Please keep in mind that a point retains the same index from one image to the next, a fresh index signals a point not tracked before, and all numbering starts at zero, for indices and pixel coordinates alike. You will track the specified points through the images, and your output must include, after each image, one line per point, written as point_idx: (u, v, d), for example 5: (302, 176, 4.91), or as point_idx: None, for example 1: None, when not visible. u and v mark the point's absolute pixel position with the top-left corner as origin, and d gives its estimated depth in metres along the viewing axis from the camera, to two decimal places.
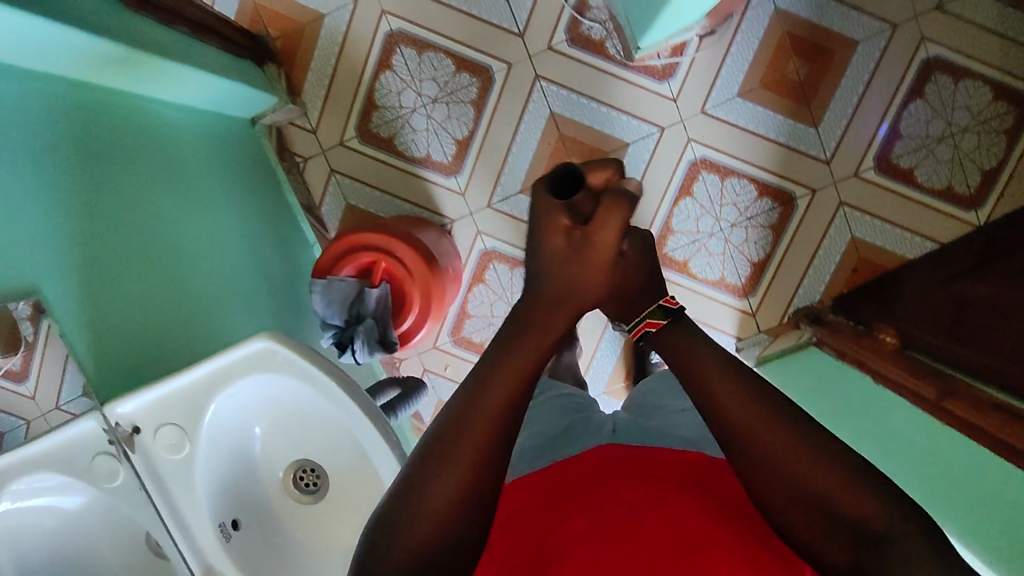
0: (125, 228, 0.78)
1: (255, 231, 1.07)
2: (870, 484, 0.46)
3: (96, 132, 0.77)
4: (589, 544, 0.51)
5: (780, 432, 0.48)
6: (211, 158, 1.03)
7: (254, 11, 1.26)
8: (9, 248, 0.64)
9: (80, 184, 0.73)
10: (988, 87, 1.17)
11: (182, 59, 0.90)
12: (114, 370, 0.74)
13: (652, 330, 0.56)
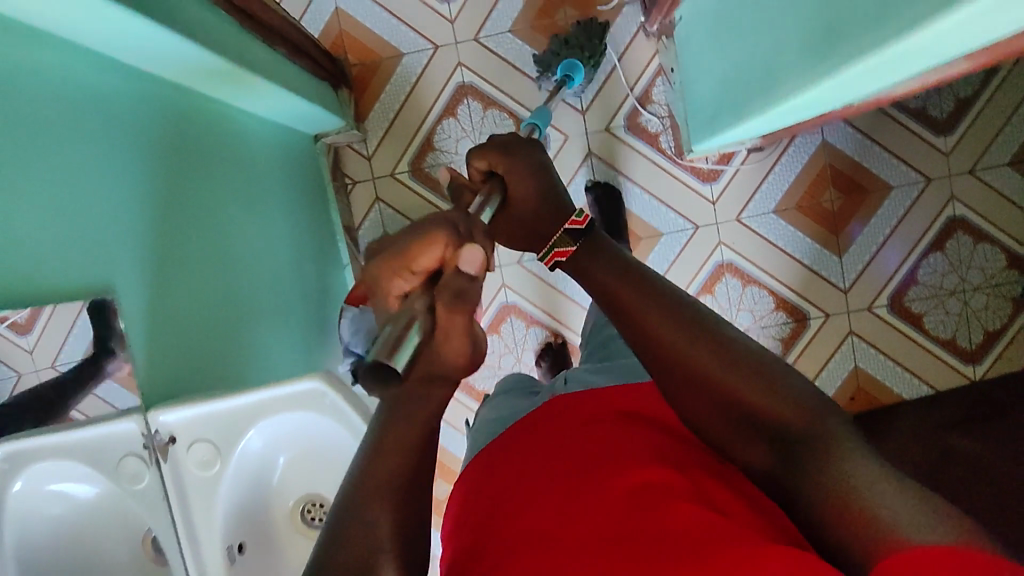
0: (192, 231, 0.79)
1: (300, 245, 1.10)
2: (769, 381, 0.51)
3: (182, 134, 0.80)
4: (541, 481, 0.59)
5: (686, 340, 0.53)
6: (272, 168, 1.07)
7: (338, 36, 1.33)
8: (93, 240, 0.65)
9: (161, 183, 0.75)
10: (1004, 254, 1.24)
11: (273, 77, 0.94)
12: (160, 379, 0.72)
13: (562, 260, 0.64)
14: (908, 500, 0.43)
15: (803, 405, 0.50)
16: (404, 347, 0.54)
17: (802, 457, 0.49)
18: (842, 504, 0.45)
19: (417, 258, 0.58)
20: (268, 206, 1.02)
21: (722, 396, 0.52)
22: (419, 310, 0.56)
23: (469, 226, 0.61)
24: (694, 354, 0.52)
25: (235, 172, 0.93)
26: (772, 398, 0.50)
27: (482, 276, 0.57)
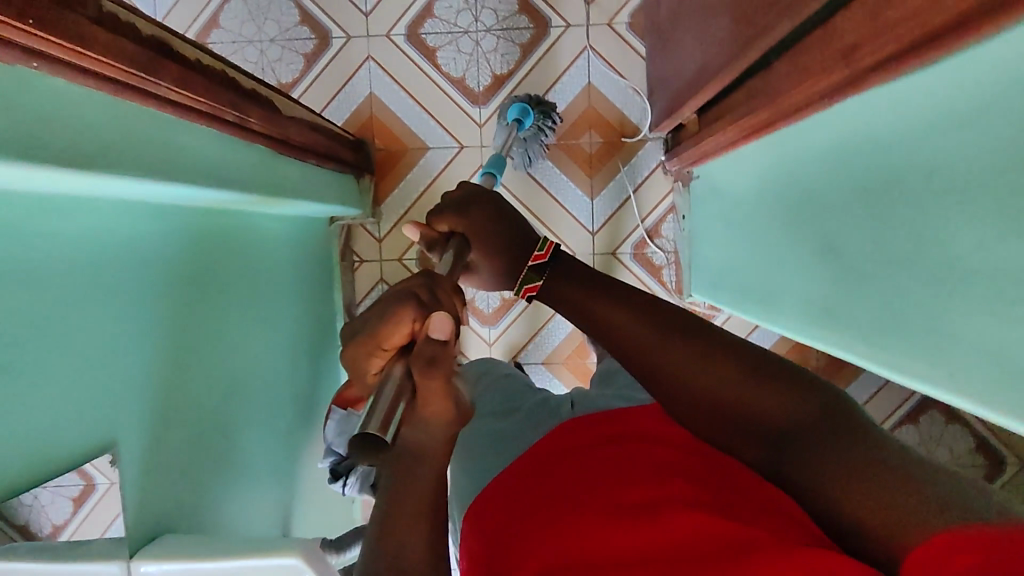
0: (196, 357, 0.80)
1: (295, 339, 1.12)
2: (744, 367, 0.57)
3: (199, 257, 0.81)
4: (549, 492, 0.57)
5: (674, 347, 0.59)
6: (280, 263, 1.07)
7: (369, 120, 1.36)
8: (108, 395, 0.65)
9: (174, 317, 0.75)
10: (972, 438, 1.29)
11: (300, 194, 0.95)
12: (149, 520, 0.73)
13: (531, 294, 0.74)
14: (911, 495, 0.46)
15: (800, 410, 0.54)
16: (385, 412, 0.51)
17: (811, 456, 0.52)
18: (853, 506, 0.48)
19: (387, 336, 0.58)
20: (274, 304, 1.04)
21: (722, 401, 0.57)
22: (393, 384, 0.54)
23: (432, 291, 0.60)
24: (692, 363, 0.58)
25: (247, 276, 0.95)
26: (772, 404, 0.55)
27: (455, 340, 0.55)
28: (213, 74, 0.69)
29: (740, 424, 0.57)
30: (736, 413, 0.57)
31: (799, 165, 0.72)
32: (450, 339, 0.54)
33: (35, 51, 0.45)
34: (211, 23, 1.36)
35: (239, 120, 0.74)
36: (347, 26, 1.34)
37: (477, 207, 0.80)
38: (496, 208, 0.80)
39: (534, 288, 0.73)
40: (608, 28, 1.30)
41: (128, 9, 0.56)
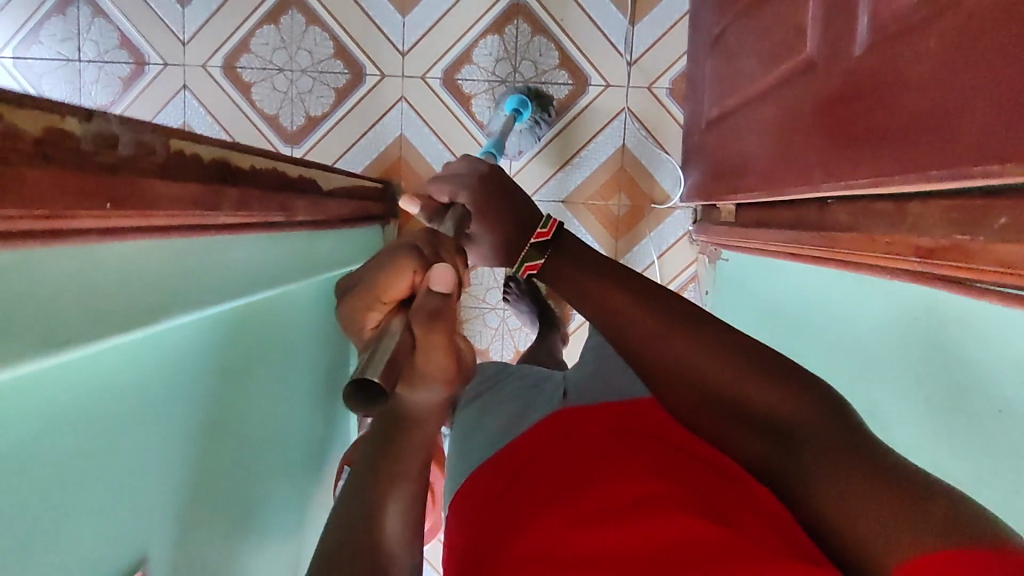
0: (228, 445, 0.78)
1: (311, 394, 1.10)
2: (737, 353, 0.48)
3: (241, 342, 0.78)
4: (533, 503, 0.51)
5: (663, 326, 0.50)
6: (307, 322, 1.06)
7: (396, 162, 1.34)
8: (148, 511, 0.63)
9: (212, 411, 0.73)
10: None
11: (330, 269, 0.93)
12: None
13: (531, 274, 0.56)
14: (933, 513, 0.38)
15: (811, 415, 0.45)
16: (386, 360, 0.36)
17: (815, 465, 0.44)
18: (856, 526, 0.40)
19: (384, 288, 0.41)
20: (297, 367, 1.03)
21: (721, 391, 0.48)
22: (390, 335, 0.39)
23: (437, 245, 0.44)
24: (692, 358, 0.49)
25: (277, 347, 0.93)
26: (777, 404, 0.46)
27: (459, 295, 0.41)
28: (266, 177, 0.68)
29: (748, 421, 0.48)
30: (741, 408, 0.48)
31: (857, 313, 0.74)
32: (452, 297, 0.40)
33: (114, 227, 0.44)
34: (241, 47, 1.32)
35: (285, 215, 0.73)
36: (382, 64, 1.31)
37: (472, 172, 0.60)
38: (499, 176, 0.60)
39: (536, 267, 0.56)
40: (647, 92, 1.29)
41: (195, 138, 0.55)
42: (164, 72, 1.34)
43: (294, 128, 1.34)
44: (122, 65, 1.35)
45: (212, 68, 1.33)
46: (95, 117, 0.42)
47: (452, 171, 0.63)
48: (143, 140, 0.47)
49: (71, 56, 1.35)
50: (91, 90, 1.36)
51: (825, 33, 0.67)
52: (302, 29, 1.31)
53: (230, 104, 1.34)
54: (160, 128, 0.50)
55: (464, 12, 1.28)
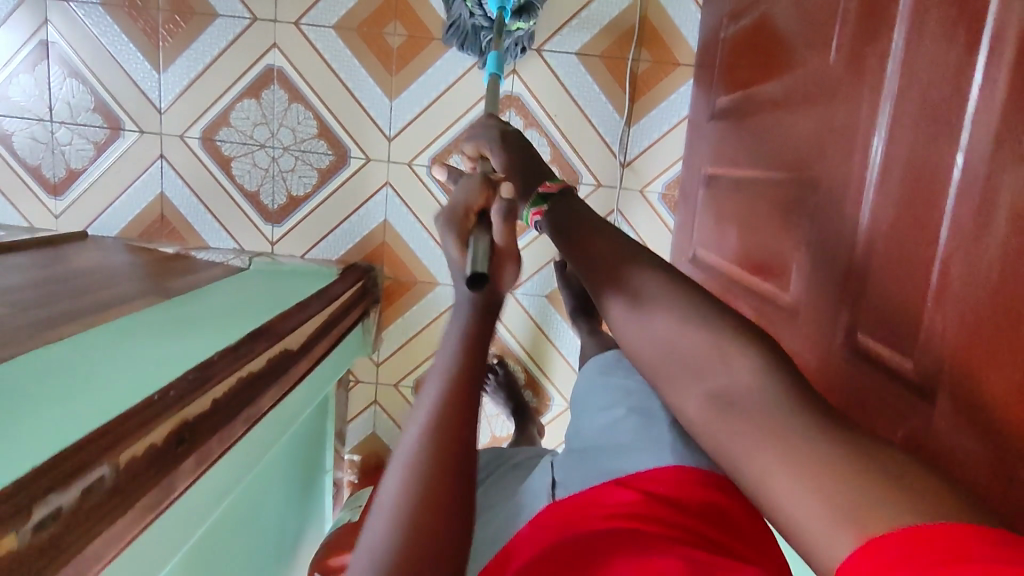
0: None
1: (291, 502, 1.13)
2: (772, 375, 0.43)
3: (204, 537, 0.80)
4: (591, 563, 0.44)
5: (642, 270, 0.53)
6: (285, 451, 1.06)
7: (379, 246, 1.31)
8: None
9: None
10: None
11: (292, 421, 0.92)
12: None
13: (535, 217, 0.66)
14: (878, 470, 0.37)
15: (737, 361, 0.45)
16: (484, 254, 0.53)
17: (752, 420, 0.42)
18: (788, 495, 0.38)
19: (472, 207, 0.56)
20: (278, 494, 1.06)
21: (681, 358, 0.48)
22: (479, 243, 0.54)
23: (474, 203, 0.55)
24: (663, 327, 0.49)
25: (254, 495, 0.95)
26: (707, 353, 0.46)
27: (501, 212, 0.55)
28: (228, 402, 0.68)
29: (686, 375, 0.47)
30: (687, 364, 0.47)
31: None
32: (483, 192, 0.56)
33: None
34: (221, 120, 1.27)
35: (250, 422, 0.74)
36: (368, 148, 1.26)
37: (505, 139, 0.74)
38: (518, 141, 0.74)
39: (540, 211, 0.66)
40: (640, 195, 1.24)
41: (146, 428, 0.56)
42: (141, 139, 1.29)
43: (275, 207, 1.30)
44: (96, 129, 1.28)
45: (190, 139, 1.28)
46: (27, 510, 0.44)
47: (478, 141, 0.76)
48: (84, 486, 0.49)
49: (41, 116, 1.28)
50: (64, 152, 1.30)
51: (808, 297, 0.65)
52: (284, 106, 1.25)
53: (209, 177, 1.29)
54: (104, 453, 0.51)
55: (454, 100, 1.23)
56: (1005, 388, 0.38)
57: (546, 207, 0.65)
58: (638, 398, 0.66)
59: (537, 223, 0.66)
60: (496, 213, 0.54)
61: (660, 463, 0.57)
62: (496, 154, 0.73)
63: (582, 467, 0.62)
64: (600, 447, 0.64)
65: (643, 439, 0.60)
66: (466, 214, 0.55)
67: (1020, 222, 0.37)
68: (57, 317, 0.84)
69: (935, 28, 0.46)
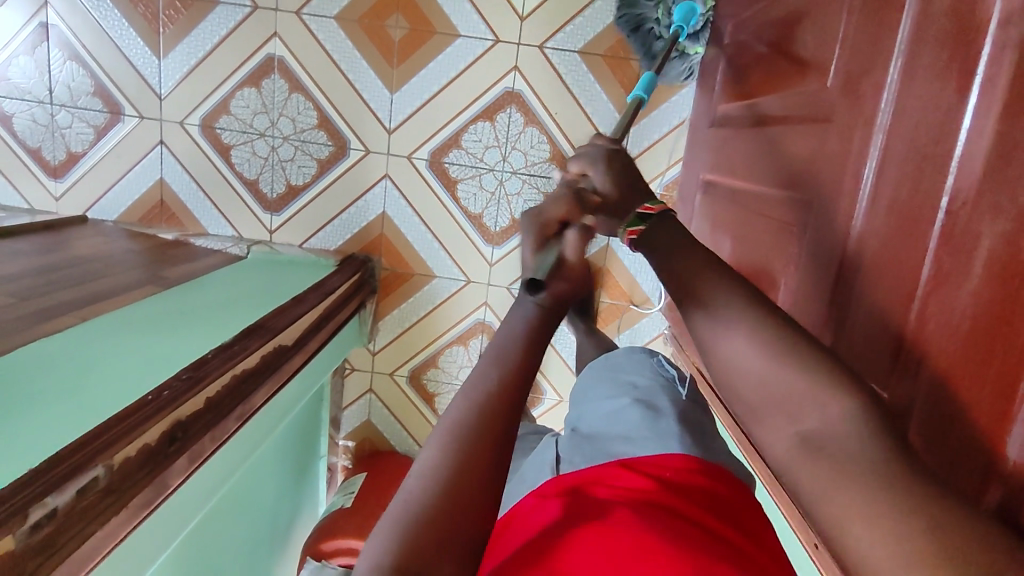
0: None
1: (284, 490, 1.15)
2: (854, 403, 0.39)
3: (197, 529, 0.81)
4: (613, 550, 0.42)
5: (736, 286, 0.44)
6: (278, 442, 1.07)
7: (377, 237, 1.31)
8: None
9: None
10: None
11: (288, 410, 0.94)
12: None
13: (630, 238, 0.52)
14: (960, 530, 0.33)
15: (834, 406, 0.39)
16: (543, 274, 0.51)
17: (833, 465, 0.38)
18: (858, 540, 0.35)
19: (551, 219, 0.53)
20: (271, 484, 1.07)
21: (769, 390, 0.41)
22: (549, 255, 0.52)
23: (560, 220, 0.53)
24: (751, 353, 0.42)
25: (249, 484, 0.97)
26: (803, 391, 0.40)
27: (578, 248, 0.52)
28: (221, 402, 0.70)
29: (773, 411, 0.41)
30: (770, 397, 0.41)
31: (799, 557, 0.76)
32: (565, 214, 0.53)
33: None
34: (221, 108, 1.26)
35: (243, 419, 0.74)
36: (367, 140, 1.26)
37: (613, 157, 0.57)
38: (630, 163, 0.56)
39: (636, 233, 0.51)
40: None
41: (140, 428, 0.57)
42: (141, 125, 1.29)
43: (274, 196, 1.31)
44: (96, 113, 1.28)
45: (190, 126, 1.28)
46: (25, 512, 0.46)
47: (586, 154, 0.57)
48: (80, 486, 0.50)
49: (42, 98, 1.28)
50: (64, 135, 1.29)
51: (793, 316, 0.66)
52: (285, 95, 1.25)
53: (209, 165, 1.30)
54: (98, 454, 0.53)
55: (456, 95, 1.22)
56: (970, 430, 0.40)
57: (645, 229, 0.51)
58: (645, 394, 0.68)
59: (632, 246, 0.52)
60: (572, 233, 0.53)
61: (667, 450, 0.57)
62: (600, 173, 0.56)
63: (590, 447, 0.62)
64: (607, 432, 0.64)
65: (649, 430, 0.61)
66: (548, 224, 0.53)
67: (996, 273, 0.38)
68: (56, 307, 0.85)
69: (929, 67, 0.47)
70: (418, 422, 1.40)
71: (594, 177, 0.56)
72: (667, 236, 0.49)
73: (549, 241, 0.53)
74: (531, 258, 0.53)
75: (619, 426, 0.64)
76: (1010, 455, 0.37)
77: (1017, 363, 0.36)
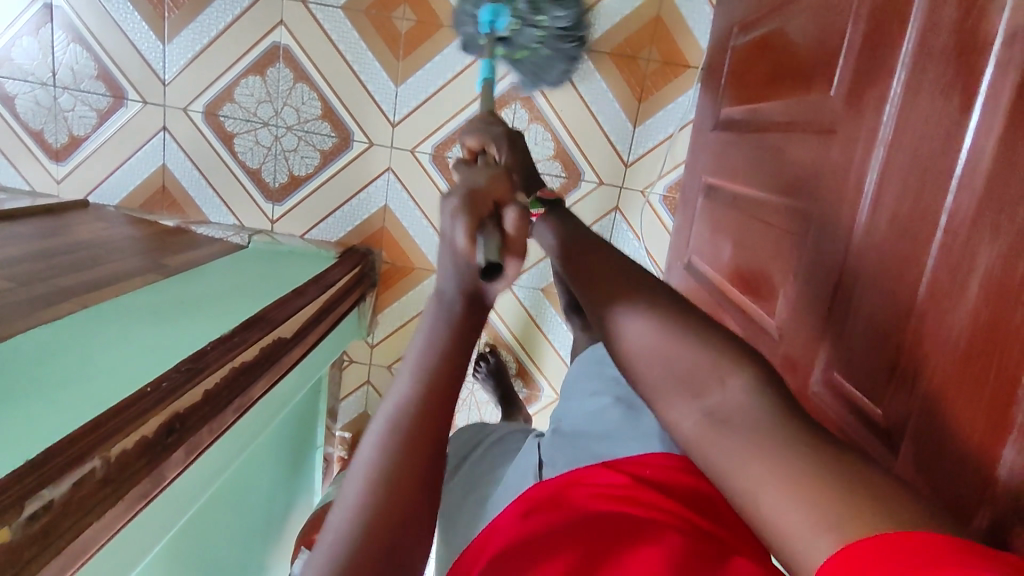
0: None
1: (280, 480, 1.15)
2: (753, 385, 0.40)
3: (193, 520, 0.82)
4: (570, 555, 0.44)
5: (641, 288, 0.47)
6: (275, 433, 1.07)
7: (379, 230, 1.31)
8: None
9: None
10: None
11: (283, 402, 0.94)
12: None
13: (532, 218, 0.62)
14: (872, 497, 0.33)
15: (729, 380, 0.40)
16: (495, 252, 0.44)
17: (737, 432, 0.38)
18: (767, 503, 0.35)
19: (486, 190, 0.47)
20: (267, 474, 1.08)
21: (675, 371, 0.43)
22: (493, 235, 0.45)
23: (489, 194, 0.47)
24: (646, 332, 0.45)
25: (246, 473, 0.97)
26: (709, 367, 0.41)
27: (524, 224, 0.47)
28: (220, 394, 0.70)
29: (678, 390, 0.42)
30: (675, 375, 0.42)
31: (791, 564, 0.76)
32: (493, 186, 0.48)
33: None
34: (225, 95, 1.26)
35: (240, 411, 0.75)
36: (371, 132, 1.26)
37: (508, 141, 0.73)
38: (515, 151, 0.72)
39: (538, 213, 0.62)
40: (640, 196, 1.24)
41: (138, 420, 0.57)
42: (144, 110, 1.28)
43: (276, 186, 1.30)
44: (98, 97, 1.28)
45: (193, 112, 1.28)
46: (21, 504, 0.46)
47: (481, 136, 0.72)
48: (78, 477, 0.50)
49: (45, 80, 1.27)
50: (66, 118, 1.29)
51: (790, 325, 0.67)
52: (288, 85, 1.24)
53: (211, 152, 1.29)
54: (97, 446, 0.53)
55: (460, 89, 1.22)
56: (962, 449, 0.40)
57: (546, 212, 0.62)
58: (627, 390, 0.67)
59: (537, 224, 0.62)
60: (512, 209, 0.46)
61: (650, 447, 0.57)
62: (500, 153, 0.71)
63: (571, 449, 0.63)
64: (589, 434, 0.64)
65: (632, 426, 0.61)
66: (478, 202, 0.46)
67: (993, 295, 0.38)
68: (56, 293, 0.85)
69: (933, 82, 0.47)
70: None
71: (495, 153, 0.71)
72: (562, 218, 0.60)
73: (484, 224, 0.45)
74: (470, 245, 0.44)
75: (602, 426, 0.64)
76: (1000, 475, 0.37)
77: (1011, 385, 0.36)
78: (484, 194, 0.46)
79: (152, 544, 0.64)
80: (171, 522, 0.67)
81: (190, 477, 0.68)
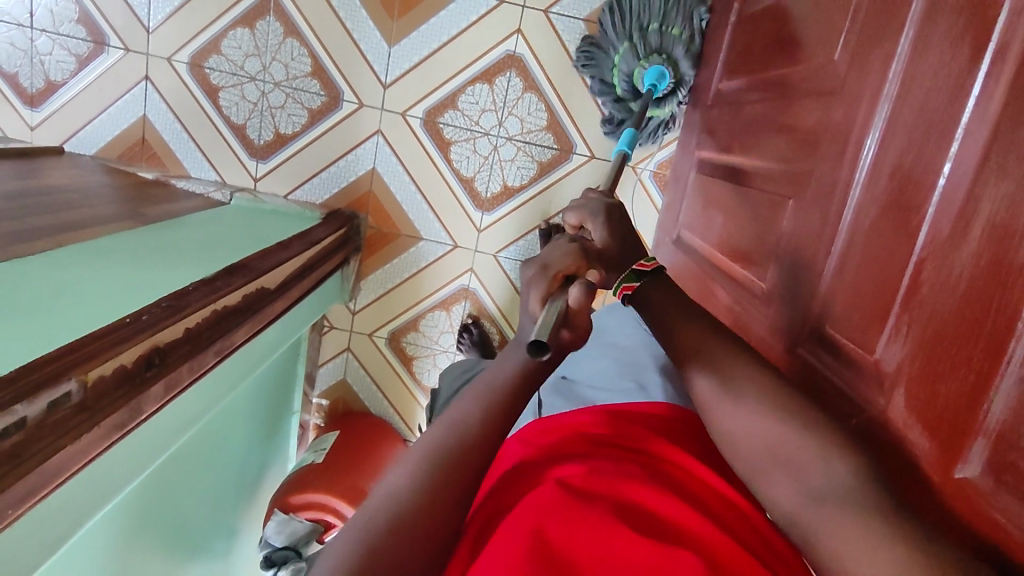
0: (136, 551, 0.79)
1: (255, 440, 1.12)
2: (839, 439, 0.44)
3: (162, 472, 0.80)
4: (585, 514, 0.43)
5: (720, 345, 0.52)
6: (250, 393, 1.05)
7: (366, 193, 1.29)
8: None
9: (122, 524, 0.74)
10: None
11: (259, 358, 0.92)
12: None
13: (626, 293, 0.58)
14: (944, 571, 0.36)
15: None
16: (550, 321, 0.46)
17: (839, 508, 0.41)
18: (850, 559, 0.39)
19: (558, 263, 0.50)
20: (241, 433, 1.05)
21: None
22: (553, 302, 0.47)
23: (557, 258, 0.51)
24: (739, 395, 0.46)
25: (218, 429, 0.94)
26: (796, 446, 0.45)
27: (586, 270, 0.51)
28: (201, 333, 0.68)
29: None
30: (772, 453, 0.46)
31: None
32: (564, 268, 0.50)
33: (27, 507, 0.46)
34: (212, 47, 1.23)
35: (223, 355, 0.73)
36: (362, 93, 1.24)
37: (611, 212, 0.64)
38: None
39: (632, 288, 0.57)
40: (632, 172, 1.23)
41: (118, 349, 0.56)
42: (126, 58, 1.24)
43: (261, 143, 1.27)
44: (78, 42, 1.23)
45: (177, 63, 1.24)
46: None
47: (585, 212, 0.65)
48: (53, 399, 0.49)
49: (21, 21, 1.22)
50: (43, 61, 1.24)
51: (783, 288, 0.67)
52: (278, 39, 1.21)
53: (196, 106, 1.26)
54: (72, 368, 0.51)
55: (454, 53, 1.20)
56: (956, 393, 0.41)
57: (639, 285, 0.57)
58: (635, 352, 0.74)
59: (626, 299, 0.58)
60: (578, 285, 0.46)
61: (660, 400, 0.62)
62: (597, 231, 0.62)
63: (573, 398, 0.68)
64: (591, 384, 0.71)
65: (644, 383, 0.66)
66: (550, 276, 0.49)
67: (995, 237, 0.39)
68: (28, 230, 0.82)
69: (944, 34, 0.47)
70: (394, 383, 1.39)
71: (593, 230, 0.62)
72: (658, 295, 0.56)
73: (555, 296, 0.49)
74: (539, 309, 0.49)
75: (599, 381, 0.70)
76: (993, 406, 0.38)
77: (1010, 325, 0.37)
78: (552, 272, 0.50)
79: (127, 482, 0.62)
80: (146, 463, 0.65)
81: (166, 418, 0.66)
